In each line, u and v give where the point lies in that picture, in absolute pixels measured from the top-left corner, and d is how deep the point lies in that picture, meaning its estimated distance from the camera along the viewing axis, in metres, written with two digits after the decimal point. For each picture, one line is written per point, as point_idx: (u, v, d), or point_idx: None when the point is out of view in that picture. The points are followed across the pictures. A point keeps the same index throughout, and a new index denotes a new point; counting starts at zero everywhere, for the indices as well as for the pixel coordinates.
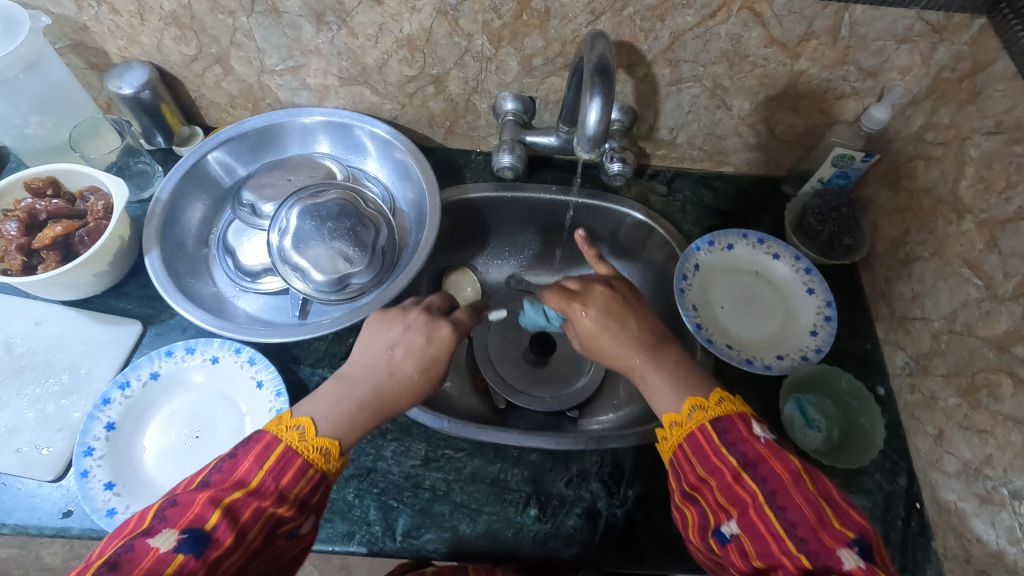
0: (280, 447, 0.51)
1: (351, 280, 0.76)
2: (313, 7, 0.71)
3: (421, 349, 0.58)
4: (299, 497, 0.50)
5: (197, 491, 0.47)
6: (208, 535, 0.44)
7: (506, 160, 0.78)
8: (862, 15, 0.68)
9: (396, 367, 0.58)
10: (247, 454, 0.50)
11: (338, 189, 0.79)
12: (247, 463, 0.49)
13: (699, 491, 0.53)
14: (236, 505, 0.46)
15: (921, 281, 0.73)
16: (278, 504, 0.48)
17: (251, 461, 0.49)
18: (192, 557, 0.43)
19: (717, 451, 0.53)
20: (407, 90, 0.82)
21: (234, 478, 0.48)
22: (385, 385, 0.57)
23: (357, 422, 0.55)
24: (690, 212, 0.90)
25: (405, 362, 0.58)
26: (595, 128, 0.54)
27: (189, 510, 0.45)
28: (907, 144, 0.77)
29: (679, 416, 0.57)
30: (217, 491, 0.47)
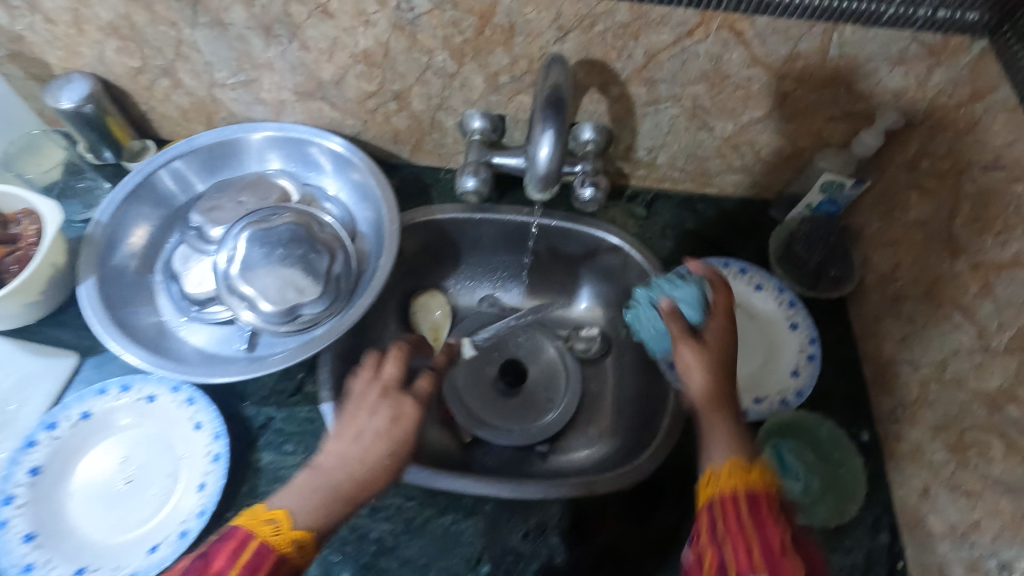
0: (254, 543, 0.44)
1: (302, 311, 0.71)
2: (259, 20, 0.66)
3: (389, 432, 0.53)
4: None
5: None
6: None
7: (470, 184, 0.73)
8: (852, 36, 0.62)
9: (365, 450, 0.52)
10: (214, 556, 0.42)
11: (291, 213, 0.74)
12: (218, 563, 0.42)
13: (728, 546, 0.43)
14: None
15: (911, 322, 0.68)
16: None
17: (219, 562, 0.42)
18: None
19: (774, 521, 0.43)
20: (367, 107, 0.77)
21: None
22: (356, 471, 0.50)
23: (331, 512, 0.48)
24: (669, 237, 0.85)
25: (375, 444, 0.52)
26: (547, 163, 0.50)
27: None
28: (900, 172, 0.72)
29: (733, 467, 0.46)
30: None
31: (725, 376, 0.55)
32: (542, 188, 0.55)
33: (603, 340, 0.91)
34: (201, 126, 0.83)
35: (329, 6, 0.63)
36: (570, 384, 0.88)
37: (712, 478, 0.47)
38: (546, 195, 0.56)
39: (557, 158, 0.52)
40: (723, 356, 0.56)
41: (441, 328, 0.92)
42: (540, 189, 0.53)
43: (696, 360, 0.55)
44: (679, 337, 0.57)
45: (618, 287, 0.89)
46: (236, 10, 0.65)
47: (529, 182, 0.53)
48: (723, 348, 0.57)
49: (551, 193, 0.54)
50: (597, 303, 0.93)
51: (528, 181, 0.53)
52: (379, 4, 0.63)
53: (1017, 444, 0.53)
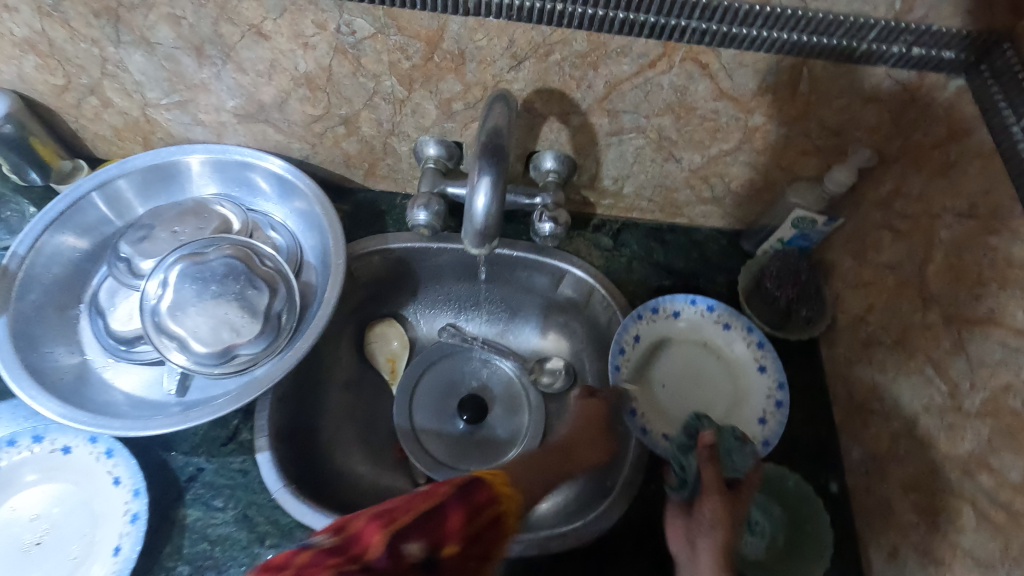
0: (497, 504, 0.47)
1: (237, 353, 0.66)
2: (189, 39, 0.60)
3: (593, 418, 0.65)
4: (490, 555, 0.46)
5: (450, 508, 0.44)
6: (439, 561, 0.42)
7: (421, 217, 0.69)
8: (822, 71, 0.58)
9: (586, 428, 0.65)
10: (467, 501, 0.45)
11: (229, 244, 0.69)
12: (482, 503, 0.46)
13: None
14: (467, 541, 0.44)
15: (882, 370, 0.65)
16: (474, 558, 0.44)
17: (473, 511, 0.45)
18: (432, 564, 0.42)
19: None
20: (314, 130, 0.72)
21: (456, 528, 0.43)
22: (578, 435, 0.63)
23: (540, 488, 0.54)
24: (636, 269, 0.81)
25: (580, 427, 0.64)
26: (485, 212, 0.46)
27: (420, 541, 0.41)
28: (874, 210, 0.68)
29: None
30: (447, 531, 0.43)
31: (729, 554, 0.51)
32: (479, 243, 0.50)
33: (568, 374, 0.85)
34: (137, 146, 0.77)
35: (263, 26, 0.58)
36: (529, 428, 0.83)
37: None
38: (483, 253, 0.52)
39: (496, 210, 0.49)
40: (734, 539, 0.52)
41: (399, 359, 0.87)
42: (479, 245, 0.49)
43: (718, 528, 0.51)
44: (710, 488, 0.53)
45: (582, 318, 0.84)
46: (162, 28, 0.60)
47: (467, 237, 0.49)
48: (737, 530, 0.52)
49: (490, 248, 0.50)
50: (562, 334, 0.87)
51: (465, 236, 0.49)
52: (318, 27, 0.58)
53: (988, 515, 0.50)
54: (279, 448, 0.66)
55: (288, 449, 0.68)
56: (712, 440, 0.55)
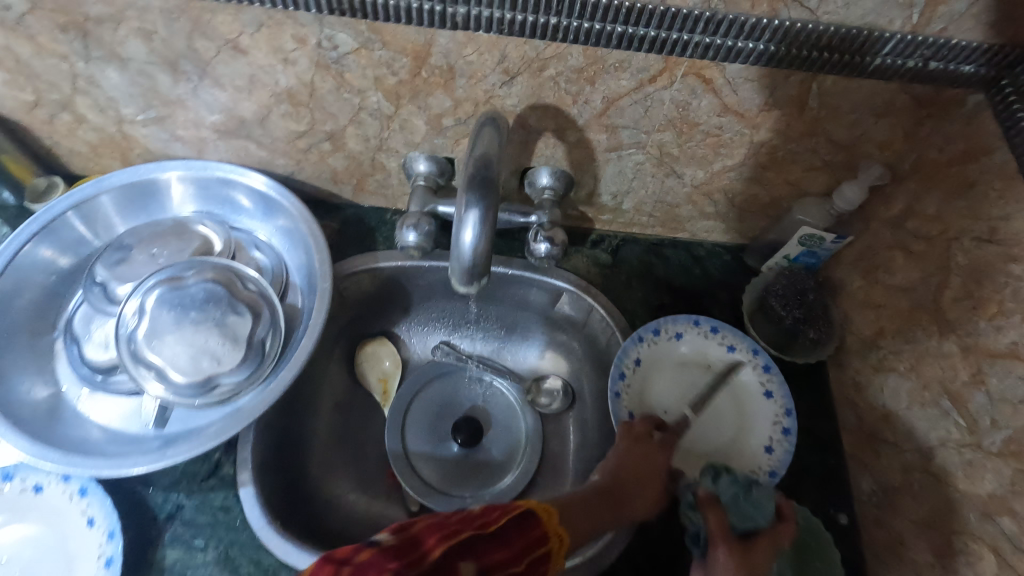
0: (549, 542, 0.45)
1: (218, 383, 0.63)
2: (162, 54, 0.57)
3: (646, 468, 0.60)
4: None
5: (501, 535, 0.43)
6: None
7: (410, 238, 0.66)
8: (833, 86, 0.55)
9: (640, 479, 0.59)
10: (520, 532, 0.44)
11: (210, 268, 0.66)
12: (532, 534, 0.44)
13: None
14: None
15: (894, 398, 0.62)
16: None
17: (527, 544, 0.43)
18: None
19: None
20: (298, 146, 0.69)
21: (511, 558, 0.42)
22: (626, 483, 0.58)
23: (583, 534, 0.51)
24: (636, 287, 0.78)
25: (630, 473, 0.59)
26: (473, 250, 0.43)
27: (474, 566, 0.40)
28: (885, 228, 0.65)
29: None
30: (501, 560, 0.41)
31: None
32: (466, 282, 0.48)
33: (566, 395, 0.82)
34: (114, 163, 0.74)
35: (240, 41, 0.55)
36: (524, 454, 0.80)
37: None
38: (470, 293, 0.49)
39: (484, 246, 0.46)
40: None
41: (391, 379, 0.84)
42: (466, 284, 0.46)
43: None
44: (716, 536, 0.53)
45: (580, 337, 0.81)
46: (134, 43, 0.56)
47: (453, 276, 0.46)
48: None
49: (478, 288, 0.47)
50: (558, 351, 0.84)
51: (451, 274, 0.46)
52: (298, 41, 0.55)
53: (1010, 562, 0.47)
54: (263, 480, 0.63)
55: (274, 482, 0.65)
56: (708, 491, 0.57)
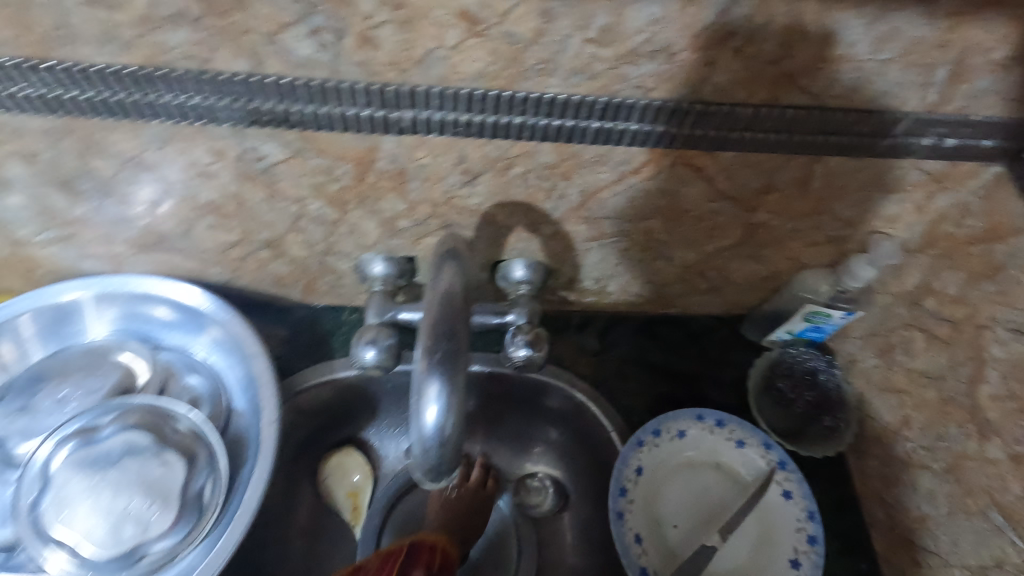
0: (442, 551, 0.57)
1: (144, 552, 0.52)
2: (51, 176, 0.48)
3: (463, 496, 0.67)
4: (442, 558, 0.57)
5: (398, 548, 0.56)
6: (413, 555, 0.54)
7: (369, 354, 0.56)
8: (838, 167, 0.49)
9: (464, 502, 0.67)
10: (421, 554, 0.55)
11: (135, 413, 0.56)
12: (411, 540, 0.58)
13: None
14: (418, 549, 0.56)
15: (931, 501, 0.55)
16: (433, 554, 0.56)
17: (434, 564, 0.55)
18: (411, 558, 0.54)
19: None
20: (233, 256, 0.59)
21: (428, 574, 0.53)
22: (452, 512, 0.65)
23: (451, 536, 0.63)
24: (630, 376, 0.70)
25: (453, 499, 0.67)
26: (439, 428, 0.35)
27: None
28: (900, 305, 0.59)
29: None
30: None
31: None
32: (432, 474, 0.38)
33: (559, 495, 0.72)
34: (16, 283, 0.63)
35: (144, 157, 0.46)
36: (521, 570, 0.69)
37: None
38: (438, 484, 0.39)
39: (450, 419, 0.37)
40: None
41: (363, 493, 0.73)
42: (432, 477, 0.36)
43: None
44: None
45: (575, 433, 0.70)
46: (14, 167, 0.47)
47: (414, 465, 0.36)
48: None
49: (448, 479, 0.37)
50: (551, 449, 0.73)
51: (411, 464, 0.37)
52: (215, 154, 0.46)
53: None
54: None
55: None
56: None
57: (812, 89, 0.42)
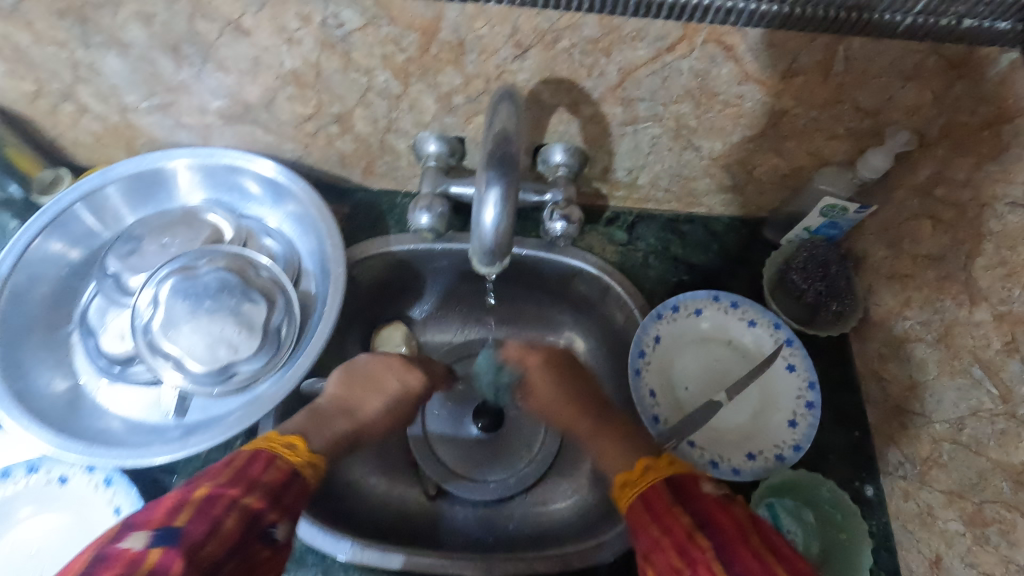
0: (295, 464, 0.49)
1: (237, 369, 0.63)
2: (163, 39, 0.56)
3: (378, 382, 0.65)
4: (263, 487, 0.45)
5: (183, 496, 0.42)
6: (231, 476, 0.45)
7: (423, 220, 0.64)
8: (860, 48, 0.53)
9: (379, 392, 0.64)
10: (260, 471, 0.46)
11: (222, 257, 0.66)
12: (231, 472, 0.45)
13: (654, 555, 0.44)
14: (239, 472, 0.45)
15: (921, 370, 0.61)
16: (245, 490, 0.44)
17: (267, 484, 0.46)
18: (229, 479, 0.44)
19: (671, 509, 0.45)
20: (305, 130, 0.67)
21: (192, 519, 0.40)
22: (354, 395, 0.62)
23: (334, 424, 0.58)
24: (654, 264, 0.76)
25: (365, 383, 0.64)
26: (495, 229, 0.41)
27: (204, 518, 0.41)
28: (912, 197, 0.63)
29: (631, 476, 0.50)
30: (188, 530, 0.40)
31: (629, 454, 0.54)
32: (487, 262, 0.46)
33: None
34: (120, 153, 0.73)
35: (242, 21, 0.53)
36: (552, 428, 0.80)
37: (620, 489, 0.50)
38: (491, 268, 0.47)
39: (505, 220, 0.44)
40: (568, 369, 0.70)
41: None
42: (488, 261, 0.44)
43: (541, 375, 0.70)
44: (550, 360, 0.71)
45: (597, 318, 0.79)
46: (134, 27, 0.55)
47: (474, 253, 0.44)
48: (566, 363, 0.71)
49: (500, 264, 0.46)
50: (576, 331, 0.82)
51: (471, 252, 0.45)
52: (302, 19, 0.53)
53: None
54: None
55: None
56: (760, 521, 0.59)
57: None
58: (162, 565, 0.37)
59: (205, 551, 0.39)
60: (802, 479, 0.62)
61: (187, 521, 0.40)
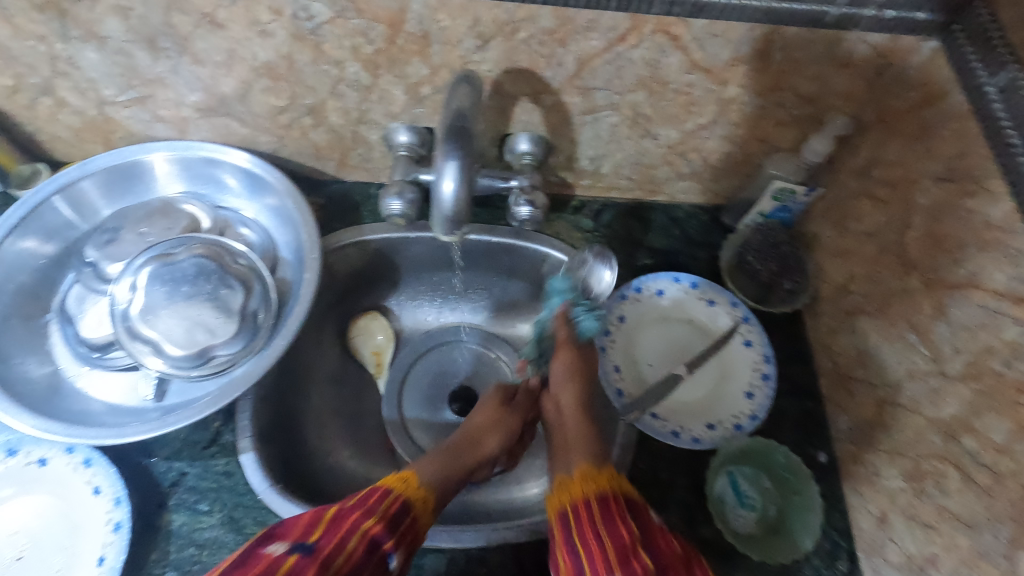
0: (407, 496, 0.52)
1: (214, 353, 0.64)
2: (139, 32, 0.58)
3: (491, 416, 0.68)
4: (384, 514, 0.49)
5: (321, 513, 0.47)
6: (359, 503, 0.49)
7: (394, 207, 0.67)
8: (795, 38, 0.57)
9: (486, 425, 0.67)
10: (377, 501, 0.49)
11: (199, 244, 0.68)
12: (358, 502, 0.49)
13: (587, 547, 0.47)
14: (363, 501, 0.49)
15: (865, 339, 0.65)
16: (368, 517, 0.47)
17: (388, 511, 0.49)
18: (355, 504, 0.48)
19: (623, 516, 0.49)
20: (280, 122, 0.70)
21: (323, 533, 0.45)
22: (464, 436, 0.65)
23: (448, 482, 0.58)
24: (618, 249, 0.80)
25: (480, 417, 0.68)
26: (455, 200, 0.43)
27: (334, 533, 0.45)
28: (852, 178, 0.68)
29: (570, 479, 0.53)
30: (323, 540, 0.44)
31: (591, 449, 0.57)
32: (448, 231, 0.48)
33: None
34: (97, 146, 0.74)
35: (216, 15, 0.56)
36: None
37: (576, 479, 0.53)
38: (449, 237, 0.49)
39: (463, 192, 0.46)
40: (591, 378, 0.67)
41: (384, 352, 0.85)
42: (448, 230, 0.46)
43: (560, 376, 0.66)
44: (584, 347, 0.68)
45: None
46: (112, 21, 0.57)
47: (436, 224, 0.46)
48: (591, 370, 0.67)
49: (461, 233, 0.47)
50: None
51: (432, 222, 0.46)
52: (274, 13, 0.56)
53: (973, 477, 0.50)
54: (266, 448, 0.65)
55: (273, 446, 0.67)
56: (718, 490, 0.63)
57: None
58: (299, 567, 0.41)
59: (335, 563, 0.43)
60: (757, 445, 0.65)
61: (320, 536, 0.44)
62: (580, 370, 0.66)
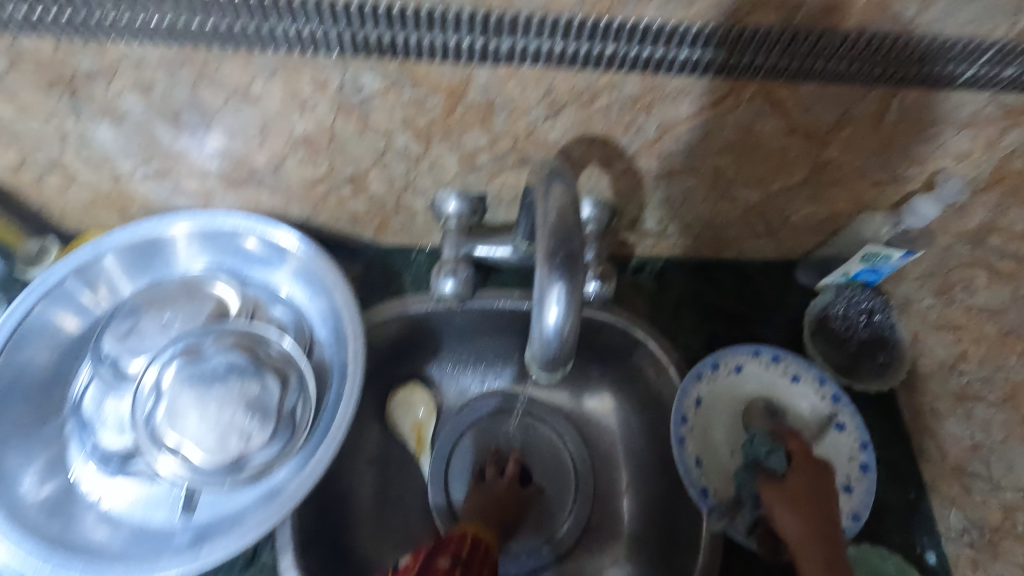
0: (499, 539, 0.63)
1: (249, 462, 0.57)
2: (162, 108, 0.51)
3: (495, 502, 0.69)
4: (493, 547, 0.61)
5: (460, 540, 0.58)
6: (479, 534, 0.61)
7: (448, 285, 0.62)
8: (916, 100, 0.50)
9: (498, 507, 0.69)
10: (484, 536, 0.61)
11: (230, 335, 0.61)
12: (475, 534, 0.60)
13: None
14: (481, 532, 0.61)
15: (985, 430, 0.58)
16: (489, 547, 0.60)
17: (493, 547, 0.60)
18: (478, 534, 0.60)
19: None
20: (316, 192, 0.62)
21: (470, 554, 0.56)
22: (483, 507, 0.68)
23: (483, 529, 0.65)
24: (686, 316, 0.72)
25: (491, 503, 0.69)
26: (559, 330, 0.39)
27: (476, 556, 0.57)
28: (961, 243, 0.60)
29: None
30: (471, 559, 0.56)
31: None
32: (547, 369, 0.41)
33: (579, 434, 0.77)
34: (112, 218, 0.67)
35: (251, 88, 0.49)
36: (580, 489, 0.74)
37: None
38: (547, 379, 0.44)
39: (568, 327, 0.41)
40: (823, 506, 0.53)
41: (426, 427, 0.76)
42: (547, 368, 0.41)
43: (775, 508, 0.54)
44: (796, 458, 0.57)
45: (625, 372, 0.75)
46: (131, 97, 0.50)
47: (532, 359, 0.41)
48: (824, 493, 0.54)
49: (560, 371, 0.42)
50: (603, 387, 0.78)
51: (528, 358, 0.42)
52: (317, 85, 0.49)
53: None
54: (305, 565, 0.59)
55: (315, 557, 0.61)
56: None
57: (903, 16, 0.43)
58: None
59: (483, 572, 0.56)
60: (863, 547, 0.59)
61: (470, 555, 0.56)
62: (805, 493, 0.54)
